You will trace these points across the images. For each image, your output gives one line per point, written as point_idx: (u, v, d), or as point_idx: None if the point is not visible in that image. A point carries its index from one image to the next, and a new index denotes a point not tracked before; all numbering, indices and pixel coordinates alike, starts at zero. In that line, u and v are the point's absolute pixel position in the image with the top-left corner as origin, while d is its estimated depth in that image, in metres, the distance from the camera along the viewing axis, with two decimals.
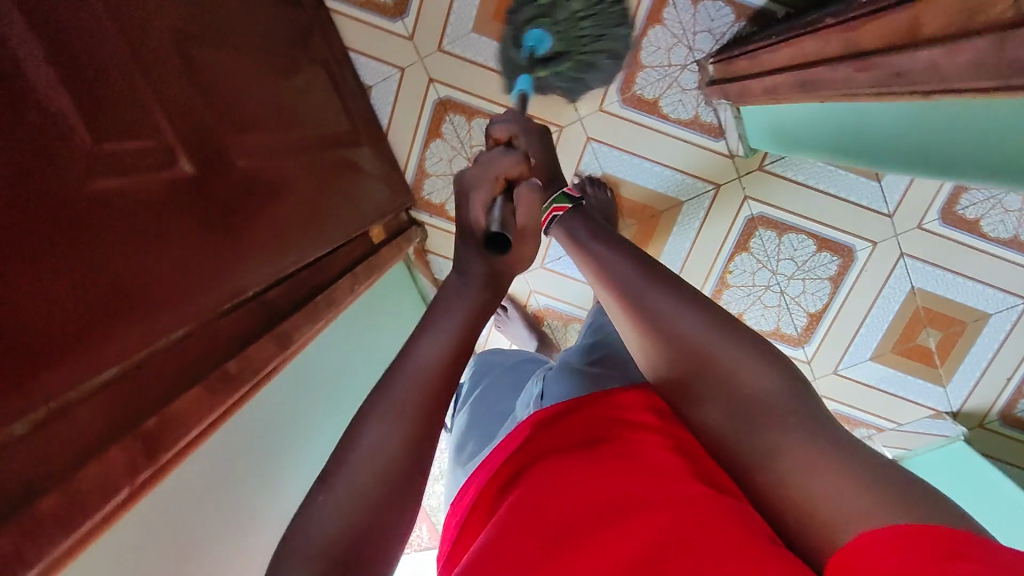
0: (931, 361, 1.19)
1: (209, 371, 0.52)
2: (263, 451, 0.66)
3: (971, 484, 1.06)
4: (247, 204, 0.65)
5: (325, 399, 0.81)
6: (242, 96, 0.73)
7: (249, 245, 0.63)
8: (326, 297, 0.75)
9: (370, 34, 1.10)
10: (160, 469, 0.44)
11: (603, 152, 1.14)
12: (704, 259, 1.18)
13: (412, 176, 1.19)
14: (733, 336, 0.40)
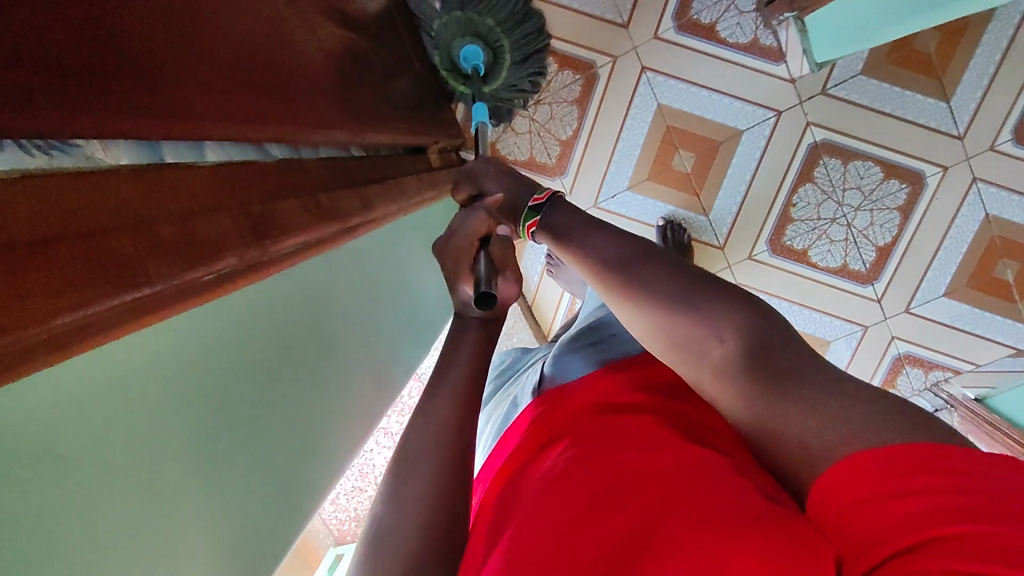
0: (1009, 296, 1.13)
1: (306, 194, 0.49)
2: (329, 342, 0.65)
3: None
4: (325, 68, 0.63)
5: (382, 312, 0.79)
6: None
7: (326, 99, 0.60)
8: (397, 185, 0.73)
9: None
10: (266, 259, 0.40)
11: (658, 83, 1.11)
12: (766, 191, 1.14)
13: (462, 116, 1.16)
14: (702, 293, 0.37)
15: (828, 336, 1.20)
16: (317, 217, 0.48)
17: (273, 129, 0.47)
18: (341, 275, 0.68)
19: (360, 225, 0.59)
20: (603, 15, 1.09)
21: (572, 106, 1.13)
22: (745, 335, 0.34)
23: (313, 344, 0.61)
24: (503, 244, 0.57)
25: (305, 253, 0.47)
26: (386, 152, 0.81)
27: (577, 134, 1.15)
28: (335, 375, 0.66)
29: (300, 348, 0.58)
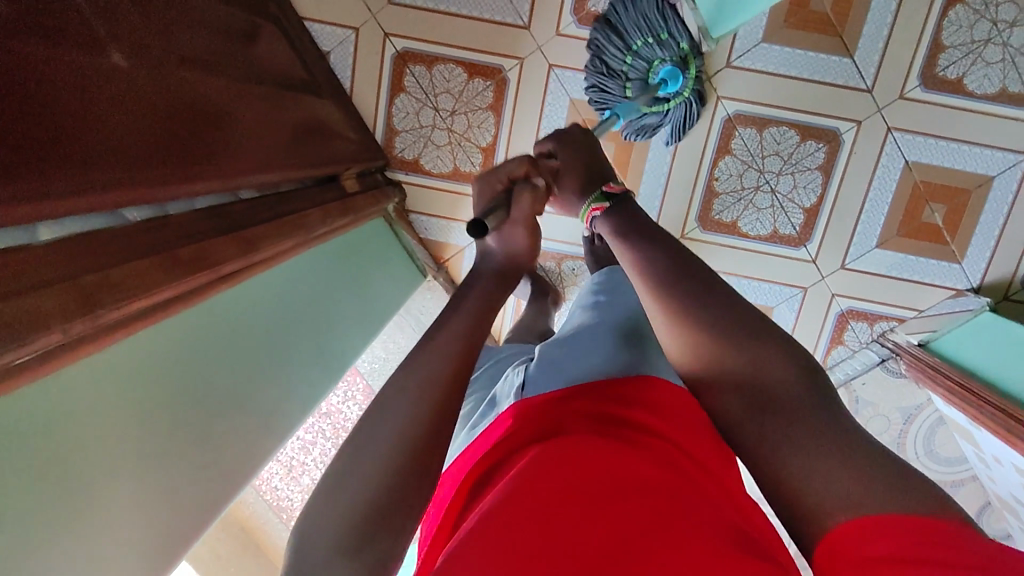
0: (939, 238, 1.16)
1: (165, 250, 0.52)
2: (226, 385, 0.67)
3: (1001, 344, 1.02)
4: (193, 121, 0.65)
5: (298, 342, 0.81)
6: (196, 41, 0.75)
7: (190, 150, 0.62)
8: (296, 221, 0.74)
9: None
10: (101, 324, 0.44)
11: (567, 78, 1.13)
12: (686, 169, 1.16)
13: (382, 136, 1.17)
14: (771, 345, 0.45)
15: (768, 302, 1.21)
16: (171, 275, 0.51)
17: (118, 194, 0.50)
18: (236, 320, 0.70)
19: (238, 272, 0.61)
20: (505, 20, 1.11)
21: (487, 112, 1.15)
22: (786, 390, 0.44)
23: (202, 391, 0.64)
24: (529, 192, 0.65)
25: (158, 315, 0.50)
26: (286, 188, 0.82)
27: (496, 139, 1.16)
28: (240, 412, 0.69)
29: (183, 394, 0.61)
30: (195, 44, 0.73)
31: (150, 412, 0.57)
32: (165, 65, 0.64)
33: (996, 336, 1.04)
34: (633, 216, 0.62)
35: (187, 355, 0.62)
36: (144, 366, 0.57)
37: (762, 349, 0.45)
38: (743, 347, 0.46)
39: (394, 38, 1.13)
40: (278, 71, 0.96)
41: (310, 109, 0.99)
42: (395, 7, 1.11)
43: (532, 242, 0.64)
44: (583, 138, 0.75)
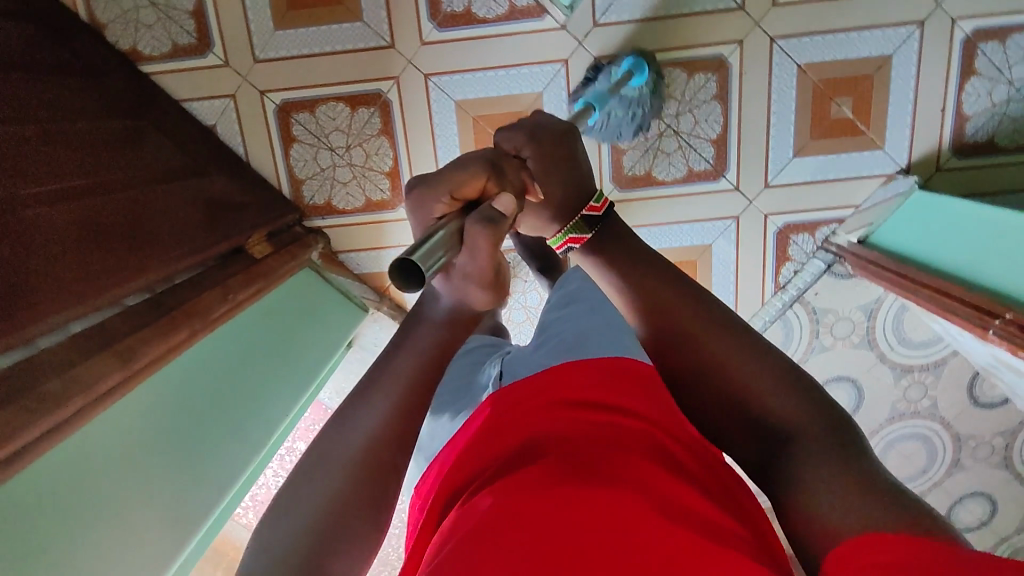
0: (856, 130, 1.14)
1: (32, 390, 0.56)
2: (179, 475, 0.70)
3: (946, 223, 0.98)
4: (55, 246, 0.69)
5: (250, 413, 0.84)
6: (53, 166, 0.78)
7: (57, 277, 0.66)
8: (186, 311, 0.77)
9: (190, 78, 1.14)
10: None
11: (445, 83, 1.13)
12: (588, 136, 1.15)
13: (289, 189, 1.19)
14: (793, 385, 0.58)
15: (707, 240, 1.21)
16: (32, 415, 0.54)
17: None
18: (174, 410, 0.73)
19: (117, 386, 0.64)
20: (369, 46, 1.12)
21: (380, 138, 1.16)
22: (805, 422, 0.56)
23: (154, 489, 0.67)
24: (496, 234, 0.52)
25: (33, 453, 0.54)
26: (179, 279, 0.86)
27: (396, 161, 1.17)
28: (208, 490, 0.73)
29: (132, 501, 0.64)
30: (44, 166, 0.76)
31: (105, 521, 0.60)
32: (17, 206, 0.67)
33: (940, 211, 1.00)
34: (634, 250, 0.73)
35: (127, 462, 0.65)
36: (79, 488, 0.60)
37: (799, 392, 0.58)
38: (777, 386, 0.58)
39: (271, 94, 1.14)
40: (158, 166, 0.99)
41: (202, 192, 1.02)
42: (261, 65, 1.13)
43: (495, 291, 0.56)
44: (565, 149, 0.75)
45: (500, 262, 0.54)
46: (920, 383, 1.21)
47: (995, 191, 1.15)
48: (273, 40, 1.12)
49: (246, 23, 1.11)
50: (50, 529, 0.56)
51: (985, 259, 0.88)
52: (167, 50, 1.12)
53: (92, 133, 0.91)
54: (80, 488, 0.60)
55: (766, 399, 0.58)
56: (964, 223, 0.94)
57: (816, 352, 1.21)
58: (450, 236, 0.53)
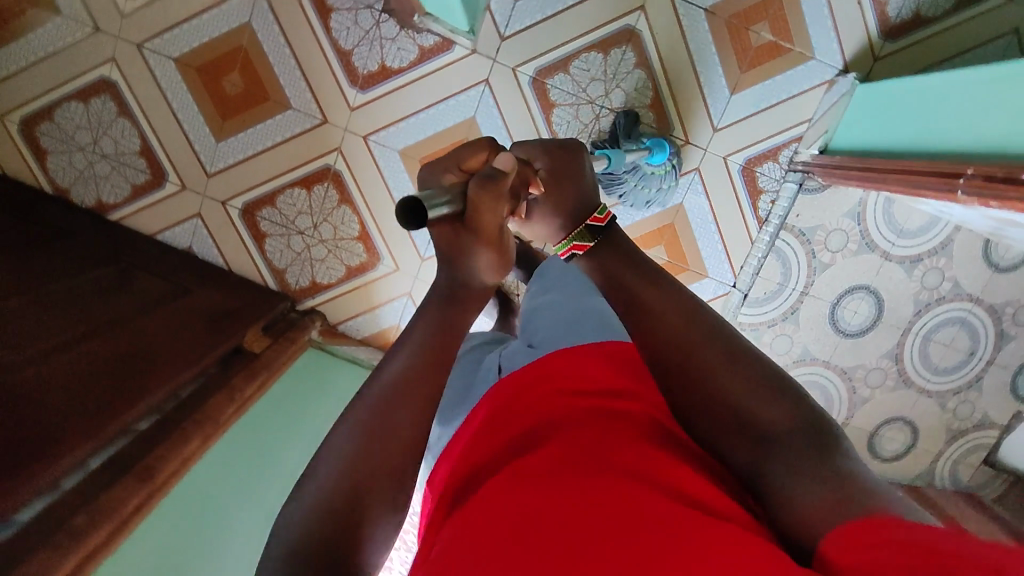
0: (781, 50, 1.15)
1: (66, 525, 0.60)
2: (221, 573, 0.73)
3: (897, 109, 0.96)
4: (63, 388, 0.74)
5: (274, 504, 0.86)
6: (48, 324, 0.84)
7: (70, 418, 0.71)
8: (197, 420, 0.82)
9: (156, 210, 1.20)
10: None
11: (384, 138, 1.17)
12: None
13: (275, 281, 1.24)
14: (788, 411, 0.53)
15: (676, 199, 1.21)
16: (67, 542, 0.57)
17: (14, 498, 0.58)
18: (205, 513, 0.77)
19: (143, 505, 0.68)
20: (305, 127, 1.17)
21: (341, 208, 1.20)
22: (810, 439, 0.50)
23: None
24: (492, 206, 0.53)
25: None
26: (184, 391, 0.90)
27: (363, 224, 1.21)
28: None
29: None
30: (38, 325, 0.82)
31: None
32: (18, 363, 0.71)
33: (888, 102, 0.99)
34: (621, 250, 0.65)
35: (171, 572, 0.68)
36: None
37: (775, 393, 0.51)
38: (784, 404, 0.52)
39: (231, 201, 1.20)
40: (146, 298, 1.04)
41: (192, 309, 1.07)
42: (215, 178, 1.19)
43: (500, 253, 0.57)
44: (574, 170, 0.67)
45: (500, 220, 0.54)
46: (935, 269, 1.19)
47: (942, 60, 1.12)
48: (217, 152, 1.18)
49: (190, 145, 1.17)
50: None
51: (937, 126, 0.86)
52: (128, 193, 1.20)
53: (77, 287, 0.98)
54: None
55: (736, 389, 0.51)
56: (911, 103, 0.92)
57: (819, 272, 1.18)
58: (458, 195, 0.51)
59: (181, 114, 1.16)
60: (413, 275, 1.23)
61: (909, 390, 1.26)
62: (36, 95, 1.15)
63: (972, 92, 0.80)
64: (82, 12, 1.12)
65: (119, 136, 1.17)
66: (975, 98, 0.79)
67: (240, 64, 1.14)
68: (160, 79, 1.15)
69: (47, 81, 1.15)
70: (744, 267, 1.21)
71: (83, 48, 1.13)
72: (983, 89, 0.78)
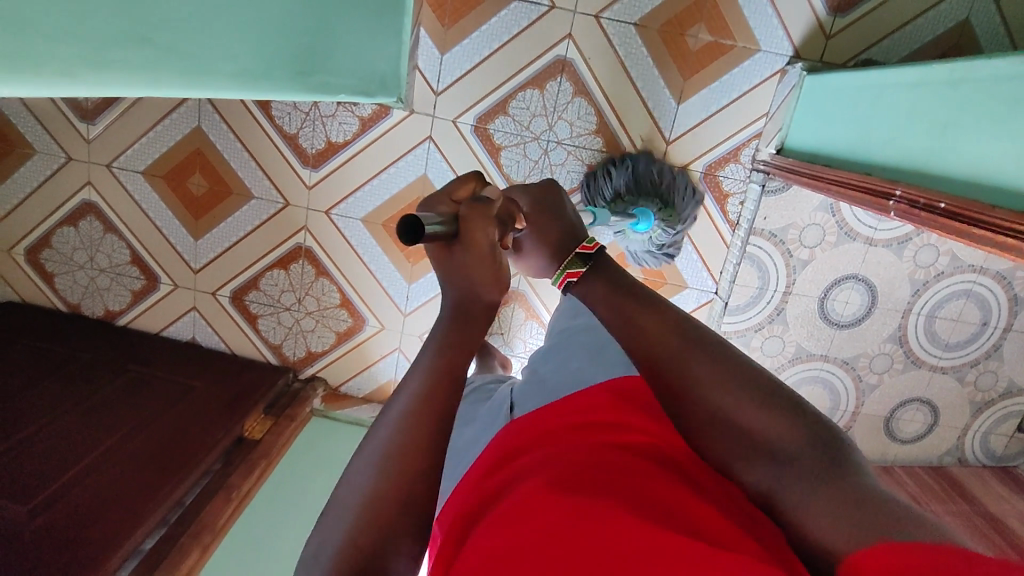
0: (723, 48, 1.10)
1: None
2: None
3: (846, 100, 0.89)
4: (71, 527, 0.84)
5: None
6: (56, 459, 0.93)
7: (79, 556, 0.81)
8: (197, 528, 0.90)
9: (157, 310, 1.29)
10: None
11: (345, 209, 1.21)
12: None
13: (274, 355, 1.31)
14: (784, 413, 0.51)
15: None
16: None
17: None
18: None
19: None
20: (270, 212, 1.22)
21: (320, 280, 1.25)
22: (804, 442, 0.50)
23: None
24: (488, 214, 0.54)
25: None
26: (190, 498, 0.97)
27: (343, 291, 1.26)
28: None
29: None
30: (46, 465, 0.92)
31: None
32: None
33: (839, 90, 0.92)
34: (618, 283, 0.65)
35: None
36: None
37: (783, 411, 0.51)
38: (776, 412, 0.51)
39: (220, 290, 1.28)
40: (151, 402, 1.13)
41: (197, 403, 1.15)
42: (201, 272, 1.27)
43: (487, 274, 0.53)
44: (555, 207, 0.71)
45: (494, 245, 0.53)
46: (928, 245, 1.12)
47: (894, 30, 1.07)
48: (198, 248, 1.25)
49: (173, 247, 1.25)
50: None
51: (882, 124, 0.80)
52: (129, 298, 1.29)
53: (89, 408, 1.07)
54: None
55: (759, 429, 0.51)
56: (862, 97, 0.85)
57: (800, 270, 1.14)
58: (453, 220, 0.52)
59: (158, 220, 1.24)
60: (400, 330, 1.27)
61: (922, 371, 1.20)
62: (33, 226, 1.25)
63: (925, 92, 0.72)
64: (52, 145, 1.20)
65: (111, 249, 1.26)
66: (924, 97, 0.72)
67: (199, 165, 1.20)
68: (133, 192, 1.22)
69: (37, 212, 1.24)
70: (722, 273, 1.18)
71: (60, 178, 1.22)
72: (930, 92, 0.71)
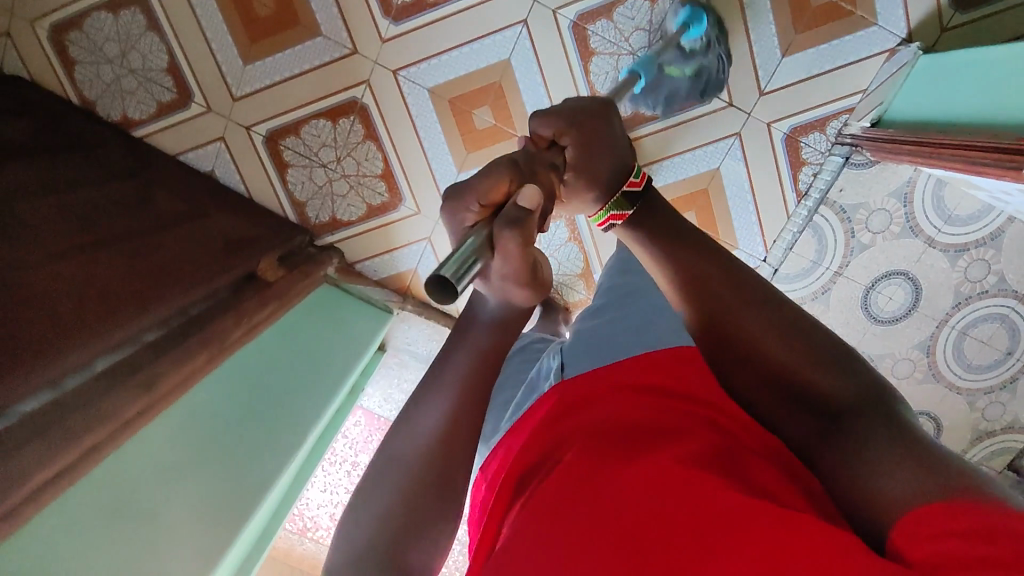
0: (841, 12, 1.06)
1: (59, 420, 0.61)
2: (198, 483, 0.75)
3: (961, 77, 0.89)
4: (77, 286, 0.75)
5: (266, 438, 0.89)
6: (67, 224, 0.84)
7: (79, 315, 0.72)
8: (202, 335, 0.84)
9: (181, 131, 1.19)
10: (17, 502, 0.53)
11: (415, 74, 1.13)
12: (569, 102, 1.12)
13: (295, 212, 1.23)
14: (838, 371, 0.48)
15: (712, 164, 1.16)
16: (59, 444, 0.59)
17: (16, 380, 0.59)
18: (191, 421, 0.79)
19: (145, 408, 0.71)
20: (333, 57, 1.13)
21: (366, 143, 1.17)
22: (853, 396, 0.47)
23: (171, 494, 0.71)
24: (510, 229, 0.44)
25: (65, 478, 0.59)
26: (194, 311, 0.89)
27: (387, 163, 1.18)
28: (232, 490, 0.80)
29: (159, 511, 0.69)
30: (54, 224, 0.82)
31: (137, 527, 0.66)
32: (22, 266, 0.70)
33: (954, 70, 0.91)
34: (674, 222, 0.61)
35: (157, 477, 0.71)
36: (102, 498, 0.64)
37: (837, 369, 0.48)
38: (826, 370, 0.48)
39: (256, 126, 1.18)
40: (165, 212, 1.04)
41: (209, 229, 1.06)
42: (241, 101, 1.17)
43: (535, 289, 0.47)
44: (602, 125, 0.61)
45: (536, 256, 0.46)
46: (980, 261, 1.11)
47: (1011, 39, 1.02)
48: (245, 75, 1.15)
49: (218, 67, 1.15)
50: (95, 540, 0.62)
51: (1003, 97, 0.79)
52: (155, 111, 1.18)
53: (100, 194, 0.97)
54: (118, 510, 0.65)
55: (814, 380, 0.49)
56: (980, 71, 0.85)
57: (857, 252, 1.14)
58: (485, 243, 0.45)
59: (210, 32, 1.13)
60: (435, 219, 1.21)
61: (938, 386, 1.21)
62: None
63: None
64: None
65: (147, 51, 1.15)
66: None
67: None
68: None
69: None
70: (776, 241, 1.18)
71: None
72: None
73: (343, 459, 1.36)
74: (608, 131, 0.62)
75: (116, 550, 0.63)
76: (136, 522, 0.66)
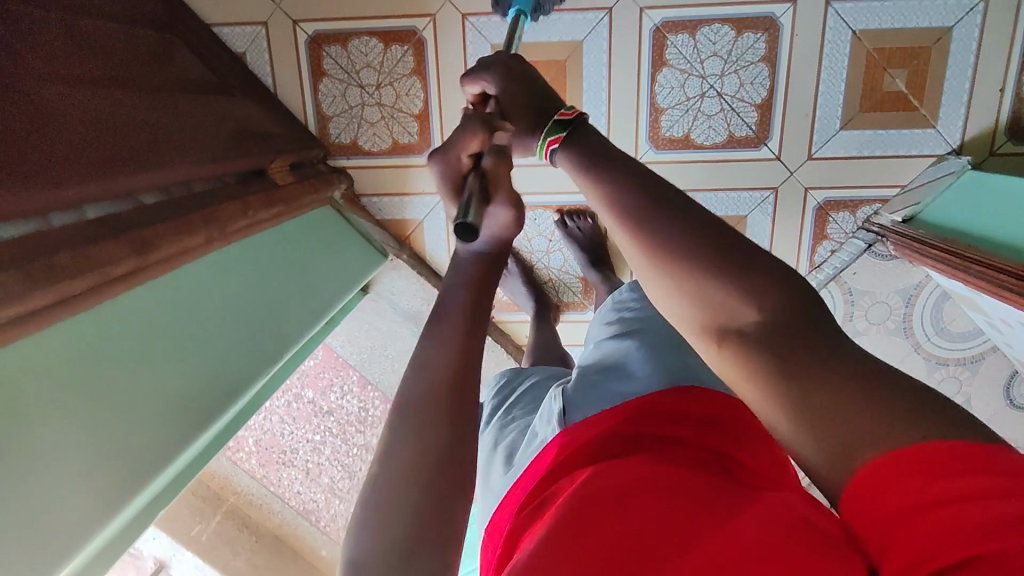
0: (908, 105, 1.05)
1: (35, 261, 0.55)
2: (163, 368, 0.70)
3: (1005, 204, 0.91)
4: (81, 123, 0.68)
5: (251, 341, 0.84)
6: (85, 56, 0.75)
7: (78, 154, 0.65)
8: (203, 217, 0.78)
9: (222, 2, 1.10)
10: None
11: (483, 24, 1.08)
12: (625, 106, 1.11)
13: (316, 125, 1.17)
14: (760, 279, 0.44)
15: (742, 210, 1.17)
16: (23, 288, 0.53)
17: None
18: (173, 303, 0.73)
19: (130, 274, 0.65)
20: None
21: (411, 78, 1.12)
22: (785, 313, 0.42)
23: (131, 368, 0.66)
24: None
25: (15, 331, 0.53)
26: (196, 188, 0.83)
27: (427, 104, 1.13)
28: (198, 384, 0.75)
29: (113, 386, 0.64)
30: (69, 50, 0.73)
31: (86, 396, 0.61)
32: (15, 82, 0.62)
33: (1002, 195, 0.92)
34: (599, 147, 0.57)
35: (120, 349, 0.65)
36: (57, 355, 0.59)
37: (766, 284, 0.44)
38: (743, 275, 0.44)
39: (303, 24, 1.10)
40: (189, 80, 0.96)
41: (230, 112, 1.00)
42: None
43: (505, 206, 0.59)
44: (527, 84, 0.64)
45: None
46: (954, 378, 1.17)
47: None
48: None
49: None
50: (37, 399, 0.57)
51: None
52: None
53: (129, 37, 0.89)
54: (72, 370, 0.60)
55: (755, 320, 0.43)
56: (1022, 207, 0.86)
57: (848, 336, 1.18)
58: None
59: None
60: None
61: None
62: None
63: None
64: None
65: None
66: None
67: None
68: None
69: None
70: None
71: None
72: None
73: (288, 388, 1.31)
74: (532, 81, 0.65)
75: (57, 415, 0.58)
76: (85, 391, 0.61)
